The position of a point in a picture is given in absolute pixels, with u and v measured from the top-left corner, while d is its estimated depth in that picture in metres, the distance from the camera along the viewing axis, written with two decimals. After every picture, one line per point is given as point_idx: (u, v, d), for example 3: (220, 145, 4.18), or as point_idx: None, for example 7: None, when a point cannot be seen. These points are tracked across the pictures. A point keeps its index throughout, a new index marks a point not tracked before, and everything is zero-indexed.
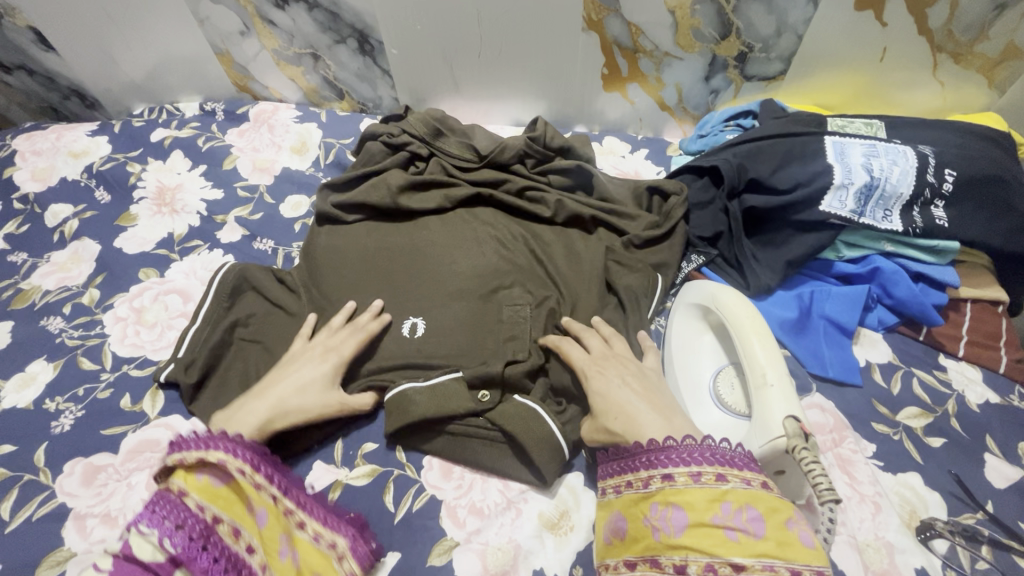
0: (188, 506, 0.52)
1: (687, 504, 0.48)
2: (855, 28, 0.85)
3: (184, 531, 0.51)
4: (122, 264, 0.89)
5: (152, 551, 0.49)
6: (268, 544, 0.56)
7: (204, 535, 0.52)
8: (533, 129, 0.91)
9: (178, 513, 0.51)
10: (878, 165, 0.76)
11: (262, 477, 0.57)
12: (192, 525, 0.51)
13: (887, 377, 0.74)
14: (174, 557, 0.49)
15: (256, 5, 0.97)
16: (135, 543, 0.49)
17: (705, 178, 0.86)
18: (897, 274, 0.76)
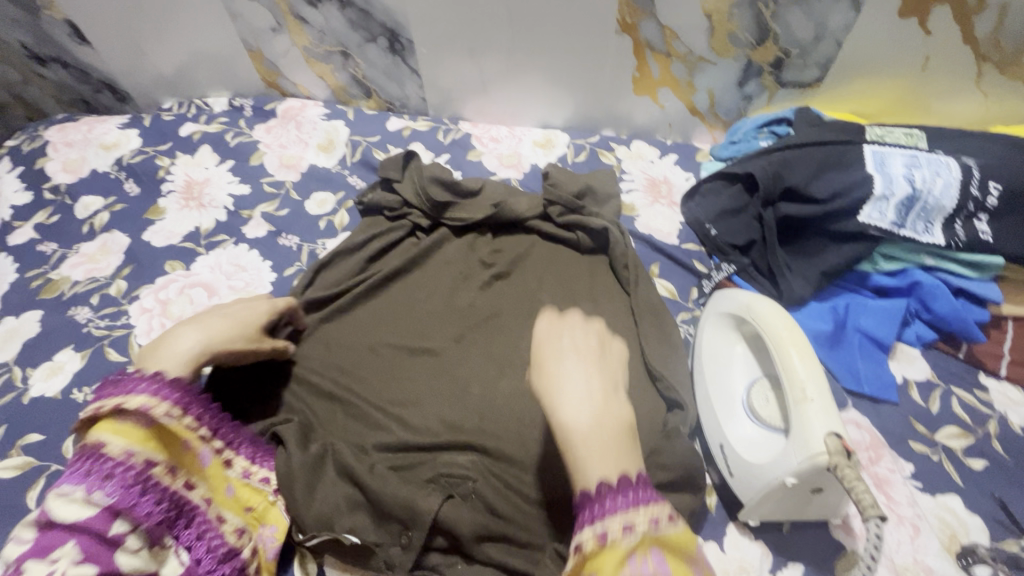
0: (115, 455, 0.52)
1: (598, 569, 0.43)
2: (897, 35, 0.83)
3: (115, 480, 0.52)
4: (150, 256, 0.90)
5: (80, 508, 0.50)
6: (210, 481, 0.60)
7: (142, 481, 0.53)
8: (552, 188, 0.90)
9: (104, 465, 0.51)
10: (920, 176, 0.74)
11: (191, 419, 0.58)
12: (123, 475, 0.52)
13: (925, 395, 0.72)
14: (112, 506, 0.51)
15: (289, 2, 0.98)
16: (60, 507, 0.50)
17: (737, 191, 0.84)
18: (938, 287, 0.74)
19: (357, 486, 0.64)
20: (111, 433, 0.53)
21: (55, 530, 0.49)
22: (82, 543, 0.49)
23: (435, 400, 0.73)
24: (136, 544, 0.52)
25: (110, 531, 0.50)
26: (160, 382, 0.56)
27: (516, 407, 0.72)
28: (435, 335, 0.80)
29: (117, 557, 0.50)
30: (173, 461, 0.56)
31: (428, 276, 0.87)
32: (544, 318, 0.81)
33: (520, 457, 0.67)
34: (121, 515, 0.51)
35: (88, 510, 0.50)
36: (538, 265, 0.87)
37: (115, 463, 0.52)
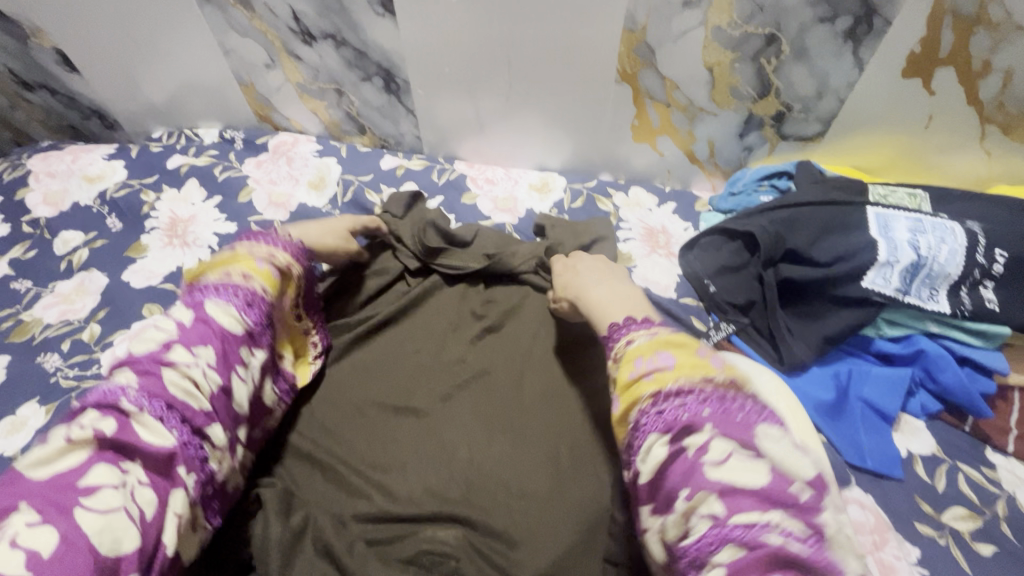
0: (257, 289, 0.64)
1: (618, 382, 0.52)
2: (901, 94, 0.81)
3: (256, 308, 0.63)
4: (127, 298, 0.86)
5: (231, 320, 0.60)
6: (288, 332, 0.72)
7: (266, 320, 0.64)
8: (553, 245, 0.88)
9: (246, 296, 0.63)
10: (925, 243, 0.72)
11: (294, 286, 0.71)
12: (259, 305, 0.63)
13: (930, 471, 0.69)
14: (250, 329, 0.62)
15: (283, 39, 0.96)
16: (218, 311, 0.60)
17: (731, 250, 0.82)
18: (943, 358, 0.72)
19: (335, 564, 0.60)
20: (258, 270, 0.65)
21: (207, 325, 0.58)
22: (217, 350, 0.57)
23: (420, 462, 0.70)
24: (243, 379, 0.60)
25: (234, 357, 0.60)
26: (295, 247, 0.73)
27: (504, 474, 0.68)
28: (420, 394, 0.77)
29: (231, 382, 0.59)
30: (279, 308, 0.68)
31: (417, 326, 0.85)
32: (534, 377, 0.78)
33: (506, 532, 0.63)
34: (249, 340, 0.62)
35: (235, 329, 0.61)
36: (529, 317, 0.85)
37: (252, 296, 0.63)
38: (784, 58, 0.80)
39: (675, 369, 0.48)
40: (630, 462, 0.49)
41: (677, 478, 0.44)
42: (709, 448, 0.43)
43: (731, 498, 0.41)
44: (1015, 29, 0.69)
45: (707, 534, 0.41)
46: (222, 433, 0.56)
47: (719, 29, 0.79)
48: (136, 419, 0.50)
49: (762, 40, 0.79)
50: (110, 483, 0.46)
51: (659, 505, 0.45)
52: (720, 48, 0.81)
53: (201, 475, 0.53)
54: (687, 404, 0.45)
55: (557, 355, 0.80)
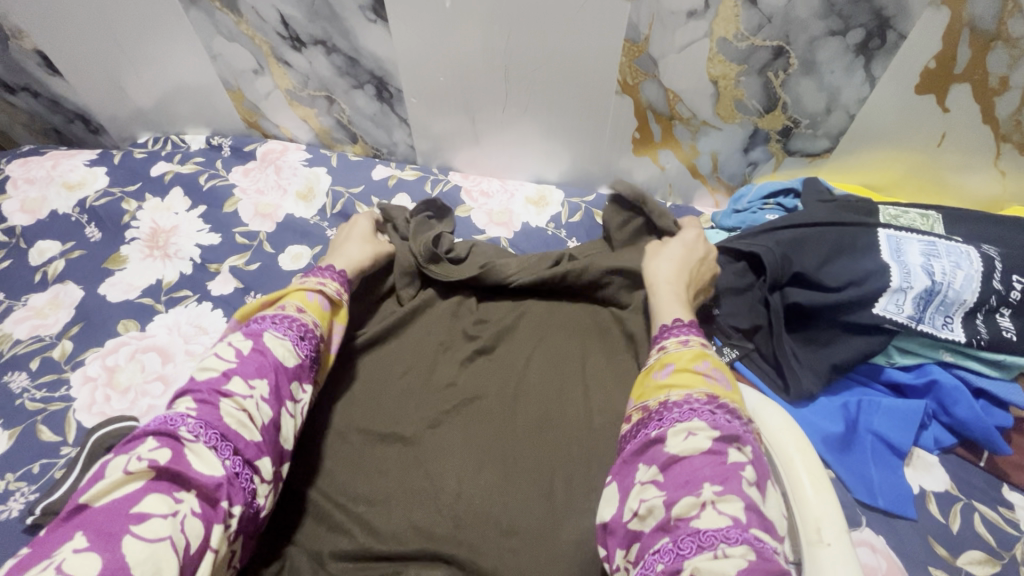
0: (308, 324, 0.66)
1: (677, 358, 0.61)
2: (913, 111, 0.77)
3: (306, 343, 0.64)
4: (102, 313, 0.82)
5: (285, 352, 0.61)
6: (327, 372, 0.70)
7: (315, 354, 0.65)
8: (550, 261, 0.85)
9: (299, 328, 0.65)
10: (939, 268, 0.69)
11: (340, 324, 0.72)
12: (310, 340, 0.65)
13: (944, 510, 0.65)
14: (301, 361, 0.63)
15: (271, 45, 0.92)
16: (273, 343, 0.61)
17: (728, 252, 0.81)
18: (958, 390, 0.68)
19: None
20: (311, 303, 0.68)
21: (264, 356, 0.59)
22: (271, 384, 0.58)
23: (406, 494, 0.66)
24: (291, 416, 0.60)
25: (284, 392, 0.59)
26: (336, 273, 0.77)
27: (494, 509, 0.65)
28: (406, 422, 0.73)
29: (281, 417, 0.58)
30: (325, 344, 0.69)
31: (406, 347, 0.81)
32: (528, 404, 0.74)
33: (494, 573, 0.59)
34: (298, 374, 0.62)
35: (287, 361, 0.61)
36: (523, 340, 0.81)
37: (306, 331, 0.65)
38: (792, 72, 0.77)
39: (732, 387, 0.58)
40: (653, 432, 0.56)
41: (711, 474, 0.50)
42: (746, 468, 0.51)
43: (754, 512, 0.48)
44: None
45: (727, 529, 0.47)
46: (271, 467, 0.55)
47: (725, 41, 0.76)
48: (188, 446, 0.50)
49: (770, 52, 0.75)
50: (162, 512, 0.46)
51: (674, 484, 0.51)
52: (726, 61, 0.78)
53: (248, 509, 0.52)
54: (735, 419, 0.55)
55: (552, 379, 0.77)
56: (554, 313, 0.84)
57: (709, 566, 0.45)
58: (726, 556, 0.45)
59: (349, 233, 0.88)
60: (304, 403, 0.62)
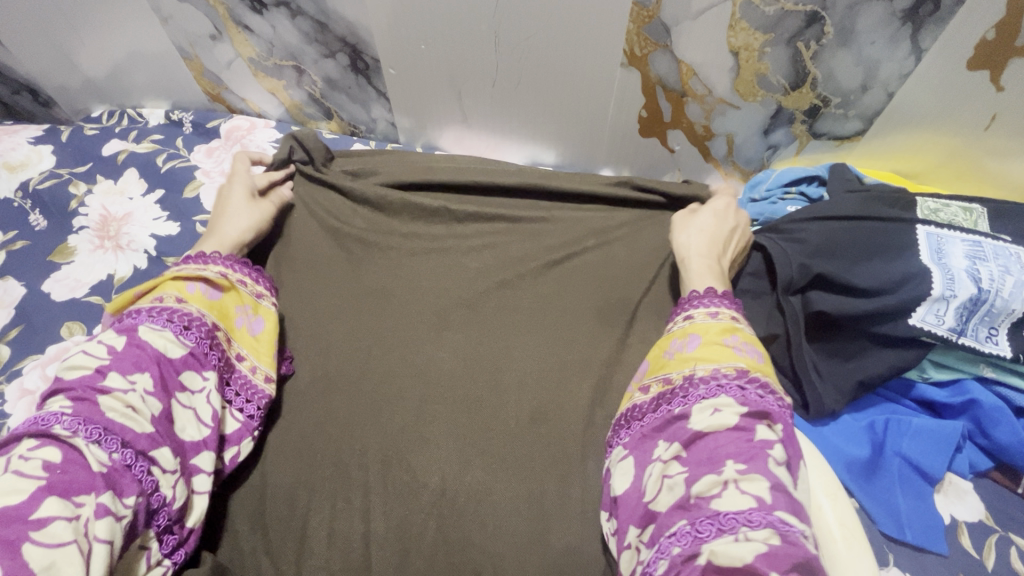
0: (192, 310, 0.58)
1: (703, 331, 0.57)
2: (961, 90, 0.67)
3: (194, 331, 0.57)
4: (45, 315, 0.74)
5: (166, 344, 0.54)
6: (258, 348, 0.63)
7: (211, 337, 0.58)
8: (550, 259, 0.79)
9: (182, 315, 0.57)
10: (986, 273, 0.60)
11: (250, 293, 0.66)
12: (197, 326, 0.57)
13: (978, 544, 0.59)
14: (190, 351, 0.56)
15: (229, 7, 0.81)
16: (149, 337, 0.54)
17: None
18: (999, 411, 0.61)
19: None
20: (193, 292, 0.60)
21: (141, 350, 0.52)
22: (156, 376, 0.52)
23: (384, 523, 0.59)
24: (187, 406, 0.54)
25: (174, 383, 0.53)
26: (232, 259, 0.67)
27: (480, 536, 0.58)
28: (374, 441, 0.64)
29: (173, 409, 0.53)
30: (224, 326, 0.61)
31: (375, 349, 0.71)
32: (513, 417, 0.65)
33: None
34: (191, 361, 0.55)
35: (170, 352, 0.54)
36: (512, 340, 0.72)
37: (191, 318, 0.57)
38: (826, 42, 0.66)
39: (764, 363, 0.54)
40: (677, 408, 0.53)
41: (734, 452, 0.47)
42: (774, 447, 0.47)
43: (780, 493, 0.44)
44: None
45: (750, 511, 0.43)
46: (171, 457, 0.50)
47: (750, 5, 0.65)
48: (75, 445, 0.45)
49: (801, 19, 0.65)
50: (66, 514, 0.42)
51: (697, 460, 0.48)
52: (750, 28, 0.67)
53: (150, 503, 0.48)
54: (766, 398, 0.51)
55: (547, 390, 0.68)
56: (549, 310, 0.74)
57: (728, 549, 0.42)
58: (746, 540, 0.42)
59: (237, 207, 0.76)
60: (204, 392, 0.56)
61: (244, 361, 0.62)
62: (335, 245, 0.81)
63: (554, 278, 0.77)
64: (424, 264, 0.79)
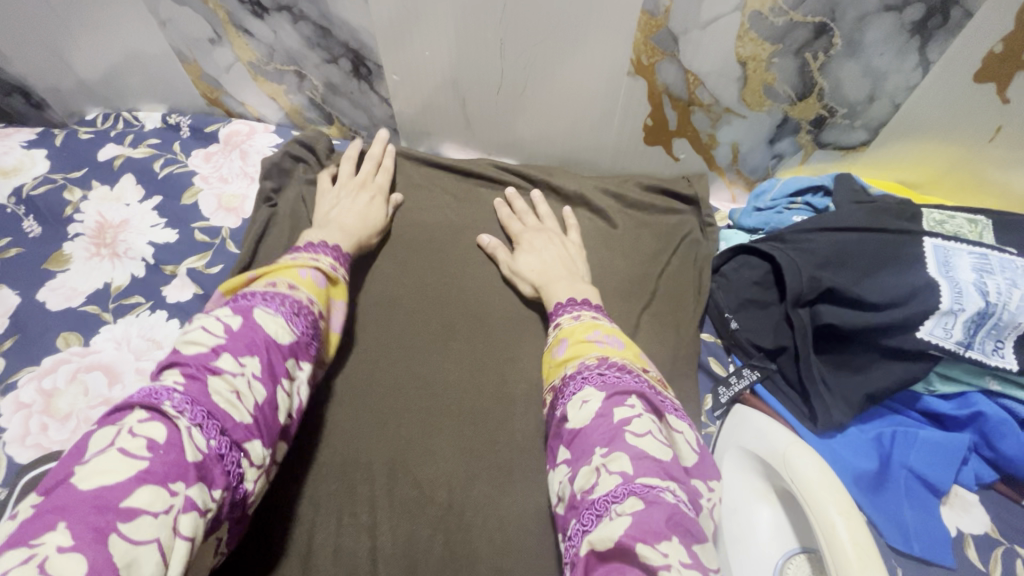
0: (303, 300, 0.59)
1: (569, 334, 0.62)
2: (967, 102, 0.67)
3: (301, 320, 0.57)
4: (41, 325, 0.73)
5: (278, 330, 0.54)
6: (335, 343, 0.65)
7: (314, 327, 0.59)
8: None
9: (292, 304, 0.57)
10: (994, 286, 0.60)
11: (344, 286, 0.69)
12: (305, 316, 0.58)
13: (984, 556, 0.59)
14: (297, 342, 0.56)
15: (229, 11, 0.79)
16: (264, 319, 0.53)
17: (693, 229, 0.81)
18: (1005, 423, 0.61)
19: None
20: (304, 280, 0.62)
21: (255, 331, 0.52)
22: (263, 361, 0.50)
23: (390, 539, 0.58)
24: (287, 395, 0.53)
25: (279, 370, 0.52)
26: (337, 253, 0.70)
27: (487, 550, 0.57)
28: (381, 454, 0.63)
29: (276, 397, 0.51)
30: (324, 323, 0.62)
31: (381, 359, 0.71)
32: (521, 429, 0.65)
33: None
34: (294, 349, 0.55)
35: (281, 339, 0.54)
36: (519, 349, 0.72)
37: (300, 307, 0.58)
38: (834, 54, 0.66)
39: (623, 348, 0.58)
40: (559, 409, 0.56)
41: (601, 437, 0.49)
42: (632, 422, 0.49)
43: (641, 462, 0.46)
44: None
45: (616, 488, 0.46)
46: (261, 451, 0.48)
47: (759, 16, 0.65)
48: (176, 425, 0.42)
49: (810, 30, 0.65)
50: (153, 509, 0.38)
51: (575, 458, 0.51)
52: (758, 39, 0.67)
53: (232, 496, 0.45)
54: (624, 374, 0.54)
55: None
56: None
57: (601, 533, 0.44)
58: (618, 516, 0.44)
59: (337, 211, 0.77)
60: (300, 383, 0.55)
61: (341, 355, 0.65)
62: None
63: None
64: (429, 273, 0.78)
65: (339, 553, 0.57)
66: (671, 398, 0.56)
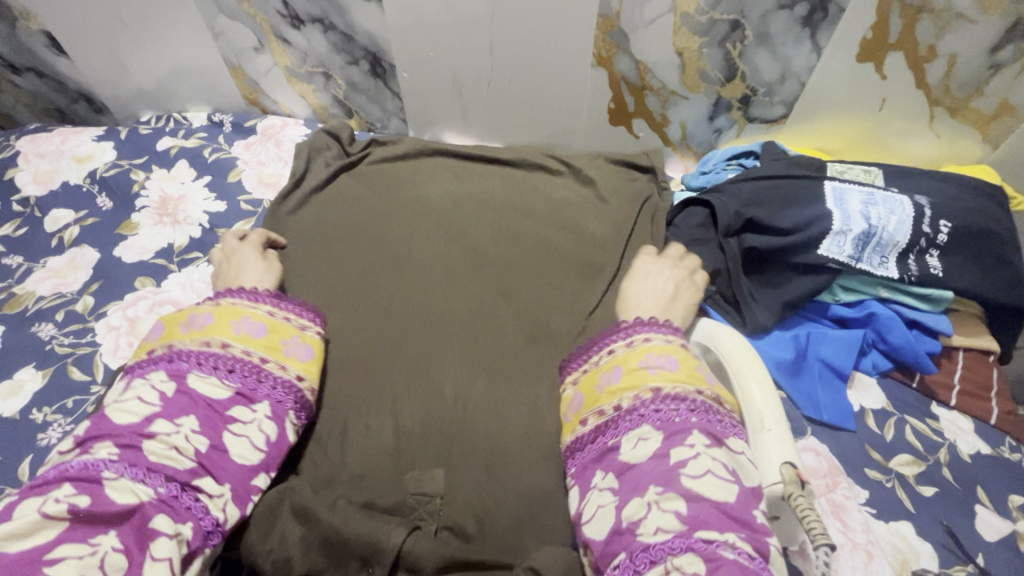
0: (235, 354, 0.65)
1: (622, 361, 0.64)
2: (854, 79, 0.86)
3: (236, 372, 0.64)
4: (119, 272, 0.89)
5: (214, 388, 0.63)
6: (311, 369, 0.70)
7: (255, 372, 0.65)
8: (540, 225, 0.96)
9: (225, 362, 0.64)
10: (876, 213, 0.78)
11: (308, 321, 0.73)
12: (240, 367, 0.65)
13: (880, 423, 0.75)
14: (238, 391, 0.63)
15: (272, 23, 0.99)
16: (199, 385, 0.62)
17: (652, 192, 0.98)
18: (892, 320, 0.78)
19: (314, 525, 0.62)
20: (237, 335, 0.67)
21: (188, 395, 0.61)
22: (200, 417, 0.60)
23: (411, 419, 0.74)
24: (240, 435, 0.61)
25: (221, 419, 0.61)
26: (302, 305, 0.74)
27: (487, 424, 0.73)
28: (401, 362, 0.80)
29: (225, 440, 0.60)
30: (274, 359, 0.67)
31: (398, 295, 0.87)
32: (512, 343, 0.82)
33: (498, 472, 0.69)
34: (239, 398, 0.63)
35: (218, 395, 0.62)
36: (509, 286, 0.88)
37: (234, 361, 0.65)
38: (748, 43, 0.85)
39: (677, 371, 0.61)
40: (609, 439, 0.60)
41: (657, 478, 0.54)
42: (689, 464, 0.54)
43: (695, 504, 0.52)
44: (956, 16, 0.76)
45: (672, 539, 0.50)
46: (215, 484, 0.58)
47: (688, 16, 0.84)
48: (104, 485, 0.53)
49: (728, 25, 0.84)
50: (77, 553, 0.49)
51: (624, 489, 0.56)
52: (689, 34, 0.86)
53: (201, 524, 0.55)
54: (680, 410, 0.58)
55: (538, 320, 0.84)
56: (538, 263, 0.91)
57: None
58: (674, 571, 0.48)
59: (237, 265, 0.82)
60: (253, 421, 0.63)
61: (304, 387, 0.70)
62: (360, 217, 0.97)
63: (543, 239, 0.94)
64: (435, 230, 0.95)
65: (369, 430, 0.73)
66: (729, 413, 0.60)
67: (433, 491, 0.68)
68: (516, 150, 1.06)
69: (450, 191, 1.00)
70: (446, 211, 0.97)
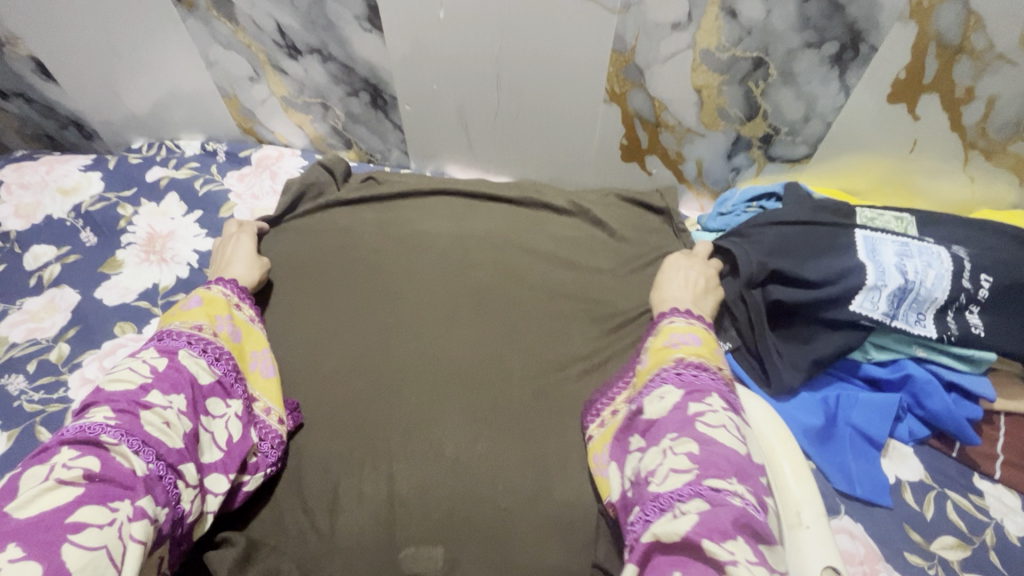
0: (224, 347, 0.67)
1: (650, 343, 0.69)
2: (884, 121, 0.81)
3: (223, 363, 0.65)
4: (99, 317, 0.84)
5: (201, 370, 0.62)
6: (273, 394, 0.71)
7: (234, 371, 0.66)
8: (547, 267, 0.90)
9: (216, 349, 0.66)
10: (912, 267, 0.72)
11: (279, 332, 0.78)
12: (227, 360, 0.66)
13: (919, 498, 0.68)
14: (219, 380, 0.64)
15: (269, 53, 0.95)
16: (188, 362, 0.62)
17: (666, 235, 0.93)
18: (930, 383, 0.72)
19: None
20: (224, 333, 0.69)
21: (179, 371, 0.59)
22: (189, 398, 0.58)
23: (407, 485, 0.67)
24: (209, 430, 0.61)
25: (201, 406, 0.60)
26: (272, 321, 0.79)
27: (489, 494, 0.67)
28: (397, 419, 0.73)
29: (199, 430, 0.59)
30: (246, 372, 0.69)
31: (396, 343, 0.81)
32: (516, 400, 0.75)
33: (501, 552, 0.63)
34: (217, 389, 0.63)
35: (202, 378, 0.62)
36: (514, 335, 0.82)
37: (222, 353, 0.66)
38: (771, 81, 0.80)
39: (699, 346, 0.65)
40: (633, 405, 0.62)
41: (672, 428, 0.56)
42: (706, 415, 0.55)
43: (707, 448, 0.52)
44: (997, 58, 0.70)
45: (683, 486, 0.50)
46: (195, 473, 0.56)
47: (708, 52, 0.79)
48: (111, 453, 0.50)
49: (750, 63, 0.79)
50: (99, 522, 0.46)
51: (645, 443, 0.57)
52: (709, 71, 0.81)
53: (174, 513, 0.53)
54: (701, 375, 0.60)
55: (546, 374, 0.78)
56: (545, 309, 0.85)
57: (665, 527, 0.48)
58: (682, 513, 0.48)
59: (230, 255, 0.84)
60: (224, 417, 0.63)
61: (259, 404, 0.69)
62: (357, 256, 0.91)
63: (550, 283, 0.88)
64: (436, 271, 0.89)
65: (361, 497, 0.67)
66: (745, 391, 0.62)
67: (430, 570, 0.62)
68: (522, 186, 1.01)
69: (452, 229, 0.95)
70: (448, 251, 0.92)
